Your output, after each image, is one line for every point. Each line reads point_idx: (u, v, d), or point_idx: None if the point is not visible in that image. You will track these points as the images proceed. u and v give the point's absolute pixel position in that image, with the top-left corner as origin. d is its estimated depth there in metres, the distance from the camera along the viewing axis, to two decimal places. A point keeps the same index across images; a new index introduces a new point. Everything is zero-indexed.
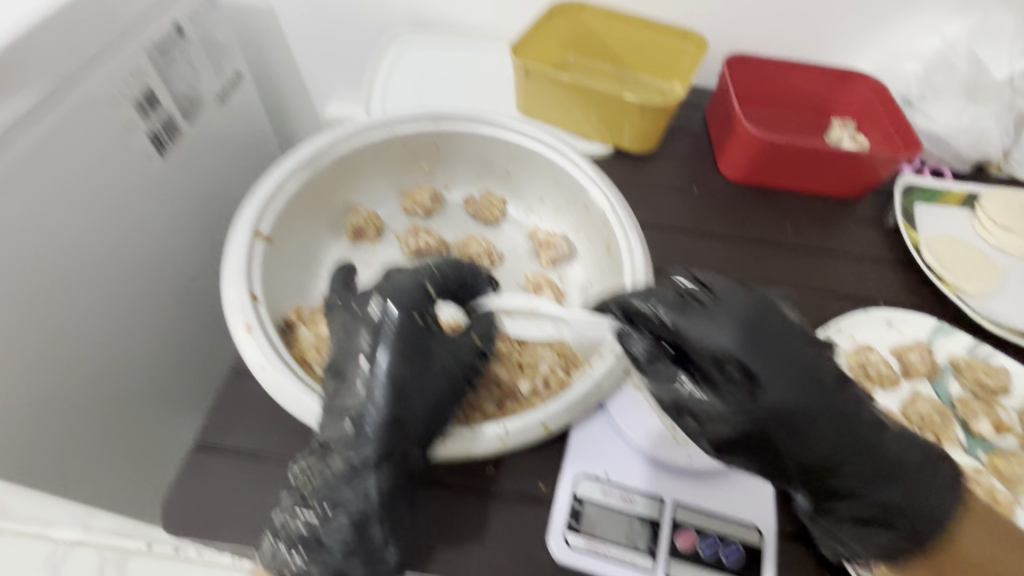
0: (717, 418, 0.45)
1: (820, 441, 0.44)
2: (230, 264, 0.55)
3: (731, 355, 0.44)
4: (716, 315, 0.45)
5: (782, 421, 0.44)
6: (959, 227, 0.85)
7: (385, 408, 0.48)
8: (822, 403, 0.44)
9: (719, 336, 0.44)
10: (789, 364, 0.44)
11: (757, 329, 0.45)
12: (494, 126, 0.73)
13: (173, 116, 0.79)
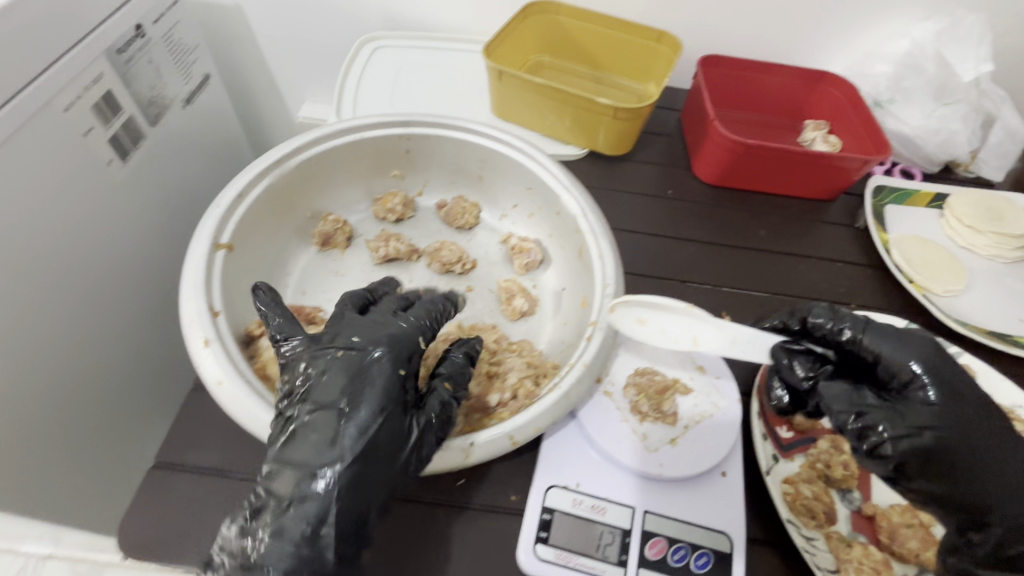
0: (913, 428, 0.46)
1: (993, 465, 0.45)
2: (188, 275, 0.53)
3: (926, 372, 0.48)
4: (895, 336, 0.50)
5: (963, 439, 0.45)
6: (927, 228, 0.87)
7: (364, 423, 0.44)
8: (992, 435, 0.47)
9: (910, 353, 0.49)
10: (972, 396, 0.48)
11: (950, 362, 0.50)
12: (464, 130, 0.71)
13: (135, 120, 0.76)
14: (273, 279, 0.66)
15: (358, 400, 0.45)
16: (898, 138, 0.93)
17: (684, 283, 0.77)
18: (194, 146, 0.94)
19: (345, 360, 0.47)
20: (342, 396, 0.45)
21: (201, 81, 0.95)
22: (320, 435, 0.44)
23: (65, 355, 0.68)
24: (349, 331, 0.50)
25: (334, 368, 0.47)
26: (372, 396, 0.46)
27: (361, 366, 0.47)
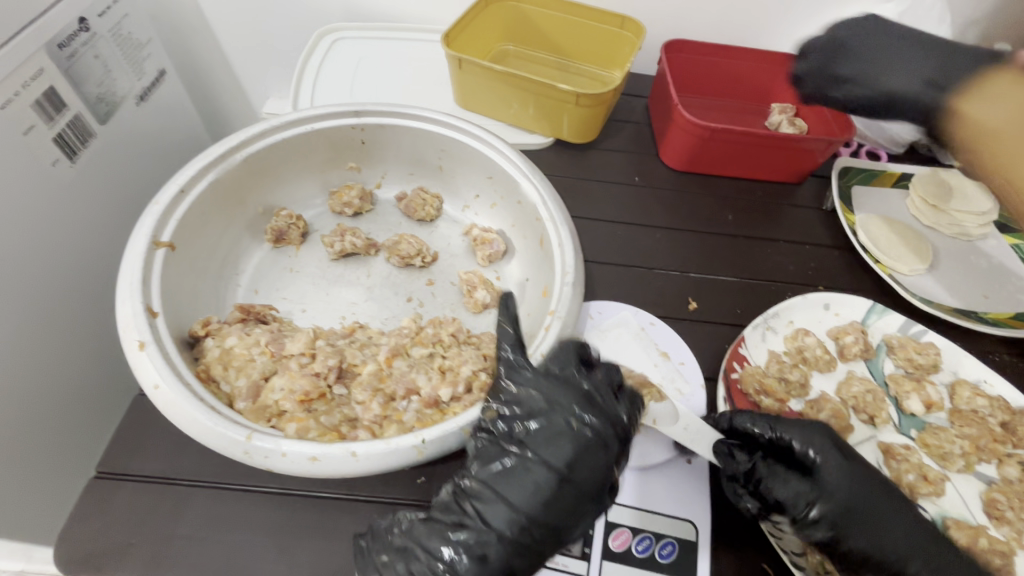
0: (811, 545, 0.50)
1: (890, 564, 0.49)
2: (125, 274, 0.51)
3: (824, 509, 0.49)
4: (791, 480, 0.51)
5: (860, 548, 0.49)
6: (893, 208, 0.87)
7: (528, 480, 0.42)
8: (890, 531, 0.49)
9: (807, 491, 0.51)
10: (874, 506, 0.50)
11: (855, 468, 0.52)
12: (420, 118, 0.69)
13: (82, 118, 0.72)
14: (223, 277, 0.64)
15: (551, 451, 0.43)
16: (862, 119, 0.93)
17: (651, 270, 0.75)
18: (150, 147, 0.90)
19: (560, 423, 0.44)
20: (535, 463, 0.43)
21: (156, 77, 0.90)
22: (537, 485, 0.42)
23: (18, 374, 0.63)
24: (543, 383, 0.46)
25: (556, 429, 0.44)
26: (588, 461, 0.43)
27: (574, 435, 0.43)
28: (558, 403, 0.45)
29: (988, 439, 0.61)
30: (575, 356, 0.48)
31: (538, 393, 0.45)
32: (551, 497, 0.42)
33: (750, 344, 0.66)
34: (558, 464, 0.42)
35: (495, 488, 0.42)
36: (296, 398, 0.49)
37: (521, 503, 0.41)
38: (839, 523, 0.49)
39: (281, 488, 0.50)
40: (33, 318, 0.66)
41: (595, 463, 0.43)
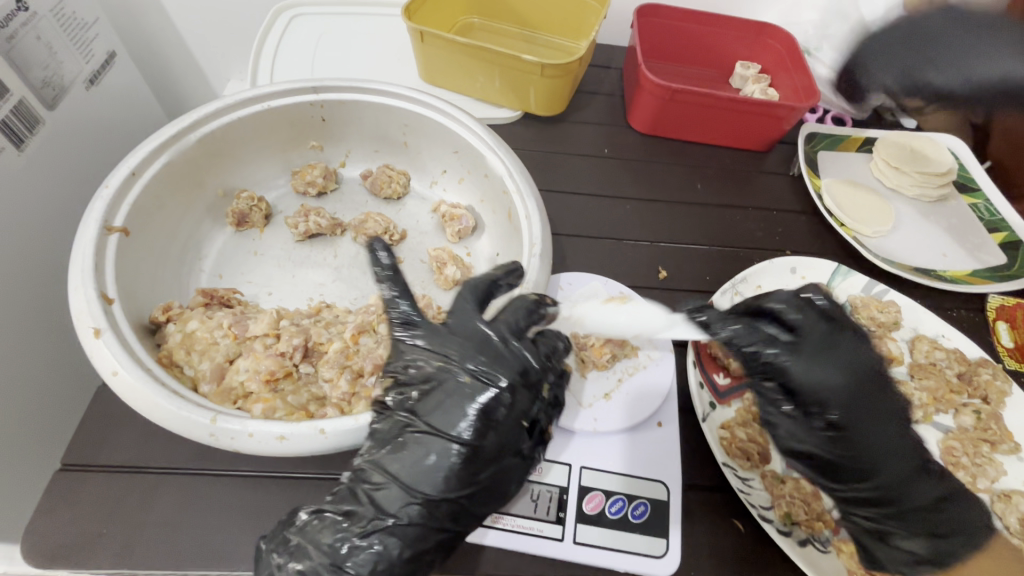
0: (800, 438, 0.50)
1: (872, 475, 0.49)
2: (76, 262, 0.49)
3: (836, 401, 0.49)
4: (821, 358, 0.50)
5: (848, 456, 0.49)
6: (857, 172, 0.88)
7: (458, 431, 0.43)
8: (887, 436, 0.49)
9: (830, 378, 0.49)
10: (885, 417, 0.50)
11: (874, 381, 0.51)
12: (381, 93, 0.68)
13: (30, 103, 0.68)
14: (185, 262, 0.62)
15: (469, 416, 0.44)
16: (826, 85, 0.94)
17: (622, 241, 0.76)
18: (107, 133, 0.85)
19: (451, 388, 0.45)
20: (433, 426, 0.44)
21: (106, 59, 0.85)
22: (442, 451, 0.43)
23: None
24: (432, 350, 0.47)
25: (452, 396, 0.44)
26: (492, 405, 0.44)
27: (464, 395, 0.44)
28: (450, 361, 0.46)
29: (945, 390, 0.64)
30: (473, 304, 0.50)
31: (430, 360, 0.46)
32: (450, 461, 0.43)
33: (718, 309, 0.67)
34: (455, 429, 0.43)
35: (390, 469, 0.43)
36: (261, 378, 0.49)
37: (418, 472, 0.43)
38: (844, 426, 0.49)
39: (255, 471, 0.50)
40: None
41: (501, 412, 0.44)
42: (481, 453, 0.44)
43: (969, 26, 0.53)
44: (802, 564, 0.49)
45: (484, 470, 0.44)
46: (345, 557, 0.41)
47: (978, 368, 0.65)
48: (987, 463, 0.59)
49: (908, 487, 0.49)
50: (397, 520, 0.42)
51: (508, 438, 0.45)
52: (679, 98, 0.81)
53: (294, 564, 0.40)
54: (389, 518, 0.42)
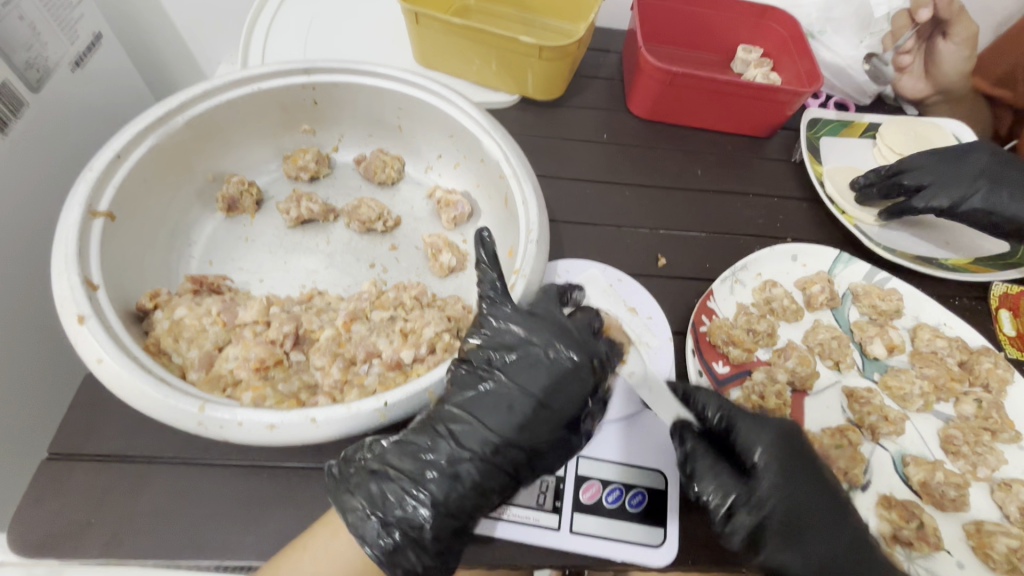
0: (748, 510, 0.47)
1: (814, 543, 0.46)
2: (58, 247, 0.48)
3: (772, 459, 0.49)
4: (755, 421, 0.51)
5: (788, 523, 0.46)
6: (859, 158, 0.87)
7: (537, 396, 0.46)
8: (822, 500, 0.48)
9: (761, 456, 0.49)
10: (818, 485, 0.49)
11: (804, 440, 0.51)
12: (374, 75, 0.66)
13: (11, 84, 0.66)
14: (174, 248, 0.61)
15: (552, 383, 0.47)
16: (830, 69, 0.92)
17: (621, 228, 0.74)
18: (93, 117, 0.83)
19: (523, 355, 0.47)
20: (513, 381, 0.47)
21: (92, 41, 0.82)
22: (518, 411, 0.46)
23: None
24: (514, 324, 0.48)
25: (535, 361, 0.47)
26: (569, 379, 0.47)
27: (548, 363, 0.47)
28: (536, 339, 0.48)
29: (946, 378, 0.63)
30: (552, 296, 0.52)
31: (509, 324, 0.48)
32: (530, 415, 0.46)
33: (719, 297, 0.66)
34: (536, 389, 0.46)
35: (472, 411, 0.46)
36: (251, 365, 0.48)
37: (500, 416, 0.46)
38: (779, 488, 0.48)
39: (246, 460, 0.49)
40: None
41: (581, 389, 0.47)
42: (558, 421, 0.46)
43: (985, 160, 0.75)
44: None
45: (557, 438, 0.46)
46: (426, 483, 0.43)
47: (979, 356, 0.64)
48: (987, 452, 0.58)
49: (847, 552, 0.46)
50: (475, 454, 0.44)
51: (584, 414, 0.48)
52: (680, 82, 0.79)
53: (373, 484, 0.43)
54: (469, 451, 0.44)
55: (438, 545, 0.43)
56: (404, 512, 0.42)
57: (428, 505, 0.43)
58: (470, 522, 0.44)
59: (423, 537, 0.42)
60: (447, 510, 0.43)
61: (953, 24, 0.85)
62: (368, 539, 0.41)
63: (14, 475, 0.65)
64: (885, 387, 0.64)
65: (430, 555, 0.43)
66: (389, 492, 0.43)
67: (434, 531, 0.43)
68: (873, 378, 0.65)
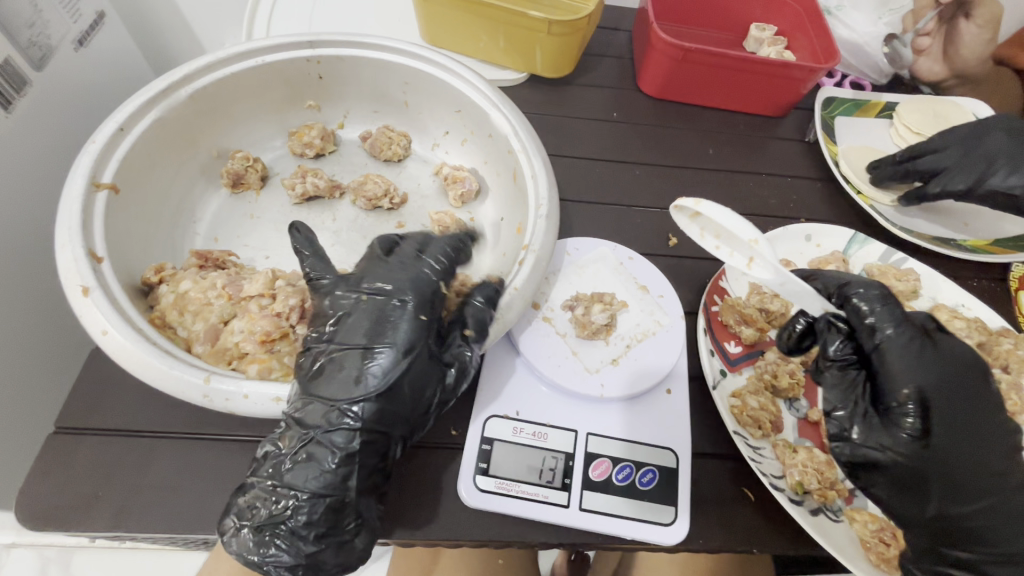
0: (880, 442, 0.46)
1: (972, 492, 0.46)
2: (62, 217, 0.47)
3: (923, 397, 0.46)
4: (929, 354, 0.47)
5: (938, 464, 0.45)
6: (876, 137, 0.85)
7: (392, 354, 0.43)
8: (981, 449, 0.46)
9: (921, 378, 0.47)
10: (974, 439, 0.47)
11: (976, 379, 0.48)
12: (381, 49, 0.65)
13: (15, 61, 0.65)
14: (179, 223, 0.60)
15: (377, 340, 0.43)
16: (847, 46, 0.90)
17: (631, 208, 0.73)
18: (97, 95, 0.82)
19: (370, 304, 0.45)
20: (358, 328, 0.44)
21: (95, 20, 0.81)
22: (351, 379, 0.42)
23: None
24: (355, 273, 0.48)
25: (359, 313, 0.44)
26: (394, 323, 0.44)
27: (369, 308, 0.45)
28: (379, 291, 0.46)
29: None
30: (416, 249, 0.50)
31: (370, 283, 0.46)
32: (367, 364, 0.42)
33: (730, 277, 0.63)
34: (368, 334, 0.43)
35: (308, 379, 0.43)
36: (257, 338, 0.48)
37: (333, 378, 0.42)
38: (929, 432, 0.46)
39: (254, 435, 0.49)
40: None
41: (423, 354, 0.44)
42: (397, 361, 0.43)
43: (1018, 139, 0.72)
44: (817, 535, 0.48)
45: (399, 385, 0.43)
46: (293, 486, 0.40)
47: (999, 337, 0.63)
48: None
49: (1008, 511, 0.45)
50: (316, 432, 0.41)
51: (429, 392, 0.45)
52: (694, 58, 0.77)
53: (244, 495, 0.42)
54: (308, 433, 0.41)
55: (318, 531, 0.41)
56: (271, 513, 0.40)
57: (291, 497, 0.40)
58: (346, 502, 0.41)
59: (300, 528, 0.40)
60: (315, 500, 0.41)
61: (979, 4, 0.83)
62: (241, 553, 0.40)
63: (19, 456, 0.65)
64: None
65: (311, 545, 0.40)
66: (256, 501, 0.41)
67: (307, 518, 0.40)
68: None
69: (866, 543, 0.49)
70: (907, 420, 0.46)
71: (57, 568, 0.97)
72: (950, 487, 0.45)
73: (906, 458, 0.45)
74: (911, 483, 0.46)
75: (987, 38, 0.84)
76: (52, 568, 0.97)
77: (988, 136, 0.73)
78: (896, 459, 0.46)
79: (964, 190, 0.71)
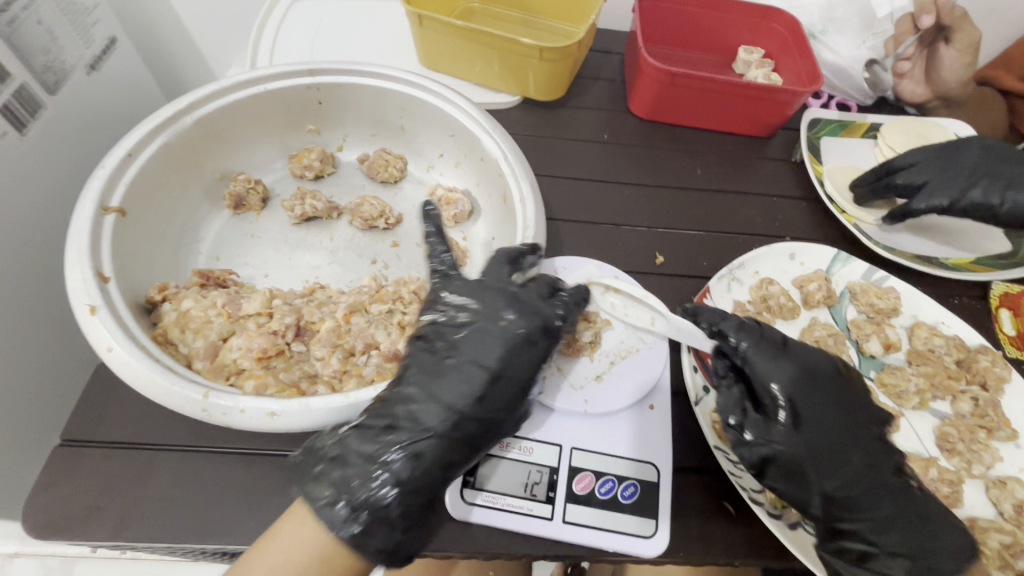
0: (765, 438, 0.50)
1: (841, 466, 0.50)
2: (72, 239, 0.50)
3: (790, 394, 0.51)
4: (781, 356, 0.53)
5: (813, 455, 0.50)
6: (860, 158, 0.87)
7: (504, 364, 0.49)
8: (845, 429, 0.51)
9: (784, 375, 0.52)
10: (842, 426, 0.51)
11: (830, 369, 0.53)
12: (379, 76, 0.68)
13: (30, 87, 0.69)
14: (183, 243, 0.63)
15: (498, 350, 0.49)
16: (831, 69, 0.92)
17: (619, 227, 0.75)
18: (108, 117, 0.85)
19: (491, 316, 0.50)
20: (482, 353, 0.49)
21: (107, 45, 0.85)
22: (467, 381, 0.48)
23: None
24: (470, 296, 0.52)
25: (481, 323, 0.50)
26: (517, 355, 0.49)
27: (501, 336, 0.49)
28: (496, 308, 0.51)
29: (943, 376, 0.63)
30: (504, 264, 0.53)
31: (506, 313, 0.50)
32: (490, 389, 0.48)
33: (715, 295, 0.67)
34: (493, 361, 0.48)
35: (429, 388, 0.48)
36: (254, 355, 0.50)
37: (456, 390, 0.47)
38: (802, 427, 0.50)
39: (250, 448, 0.51)
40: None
41: (532, 361, 0.50)
42: (513, 391, 0.49)
43: (994, 157, 0.75)
44: (795, 549, 0.49)
45: (509, 408, 0.49)
46: (393, 473, 0.43)
47: (977, 354, 0.64)
48: (982, 449, 0.58)
49: (874, 479, 0.50)
50: (436, 433, 0.46)
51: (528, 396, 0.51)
52: (680, 82, 0.80)
53: (336, 471, 0.43)
54: (427, 430, 0.46)
55: (408, 521, 0.44)
56: (370, 497, 0.43)
57: (392, 484, 0.43)
58: (436, 496, 0.46)
59: (392, 515, 0.43)
60: (415, 489, 0.44)
61: (957, 30, 0.85)
62: (333, 527, 0.41)
63: (23, 467, 0.67)
64: (881, 384, 0.64)
65: (399, 532, 0.44)
66: (353, 478, 0.43)
67: (402, 508, 0.44)
68: (870, 375, 0.65)
69: None
70: (781, 419, 0.51)
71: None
72: (835, 477, 0.49)
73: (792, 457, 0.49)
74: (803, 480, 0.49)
75: (967, 63, 0.87)
76: None
77: (966, 150, 0.75)
78: (783, 452, 0.49)
79: (946, 207, 0.73)
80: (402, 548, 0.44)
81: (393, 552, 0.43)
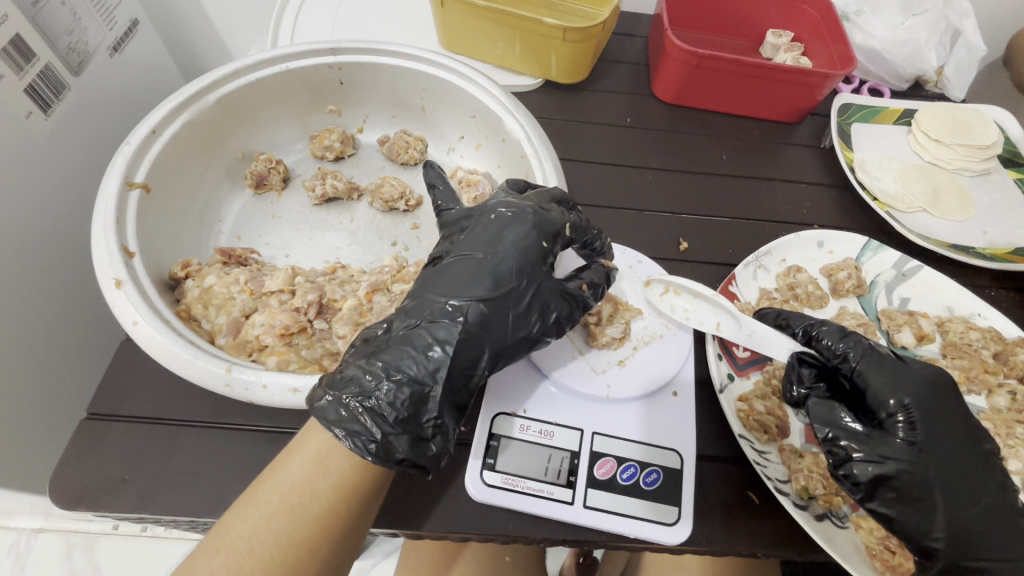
0: (881, 455, 0.48)
1: (968, 492, 0.48)
2: (98, 215, 0.51)
3: (913, 408, 0.49)
4: (902, 371, 0.51)
5: (935, 473, 0.47)
6: (894, 145, 0.84)
7: (491, 260, 0.51)
8: (970, 455, 0.49)
9: (906, 390, 0.50)
10: (967, 450, 0.49)
11: (950, 388, 0.51)
12: (400, 56, 0.67)
13: (54, 68, 0.69)
14: (205, 222, 0.63)
15: (488, 249, 0.51)
16: (864, 52, 0.89)
17: (642, 212, 0.74)
18: (130, 100, 0.86)
19: (484, 223, 0.53)
20: (477, 250, 0.51)
21: (129, 27, 0.85)
22: (460, 280, 0.50)
23: (8, 324, 0.63)
24: (467, 216, 0.55)
25: (473, 229, 0.53)
26: (520, 252, 0.51)
27: (493, 226, 0.53)
28: (484, 215, 0.54)
29: (979, 370, 0.61)
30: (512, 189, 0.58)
31: (503, 211, 0.53)
32: (487, 277, 0.50)
33: (740, 282, 0.66)
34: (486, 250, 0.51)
35: (429, 292, 0.49)
36: (276, 332, 0.51)
37: (457, 285, 0.49)
38: (925, 444, 0.48)
39: (273, 425, 0.51)
40: (13, 277, 0.64)
41: (526, 257, 0.51)
42: (512, 280, 0.50)
43: None
44: (821, 540, 0.48)
45: (510, 300, 0.50)
46: (387, 363, 0.46)
47: (1015, 347, 0.62)
48: (1019, 444, 0.57)
49: (999, 513, 0.48)
50: (429, 322, 0.48)
51: (527, 300, 0.51)
52: (707, 65, 0.78)
53: (338, 372, 0.46)
54: (419, 322, 0.48)
55: (397, 413, 0.44)
56: (362, 386, 0.44)
57: (385, 373, 0.45)
58: (431, 394, 0.45)
59: (382, 408, 0.44)
60: (406, 381, 0.45)
61: None
62: (327, 417, 0.43)
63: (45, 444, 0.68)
64: None
65: (390, 427, 0.43)
66: (347, 371, 0.45)
67: (389, 401, 0.44)
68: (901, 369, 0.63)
69: (871, 550, 0.49)
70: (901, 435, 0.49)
71: (82, 553, 1.01)
72: (957, 501, 0.47)
73: (911, 474, 0.47)
74: (922, 503, 0.47)
75: None
76: (77, 552, 1.01)
77: None
78: (900, 467, 0.47)
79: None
80: (391, 444, 0.43)
81: (383, 452, 0.43)
